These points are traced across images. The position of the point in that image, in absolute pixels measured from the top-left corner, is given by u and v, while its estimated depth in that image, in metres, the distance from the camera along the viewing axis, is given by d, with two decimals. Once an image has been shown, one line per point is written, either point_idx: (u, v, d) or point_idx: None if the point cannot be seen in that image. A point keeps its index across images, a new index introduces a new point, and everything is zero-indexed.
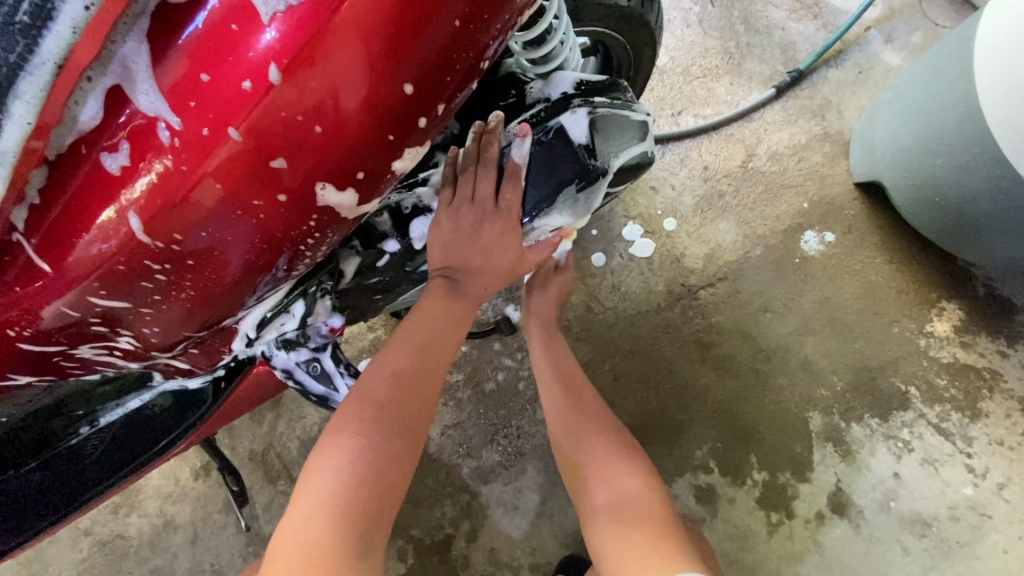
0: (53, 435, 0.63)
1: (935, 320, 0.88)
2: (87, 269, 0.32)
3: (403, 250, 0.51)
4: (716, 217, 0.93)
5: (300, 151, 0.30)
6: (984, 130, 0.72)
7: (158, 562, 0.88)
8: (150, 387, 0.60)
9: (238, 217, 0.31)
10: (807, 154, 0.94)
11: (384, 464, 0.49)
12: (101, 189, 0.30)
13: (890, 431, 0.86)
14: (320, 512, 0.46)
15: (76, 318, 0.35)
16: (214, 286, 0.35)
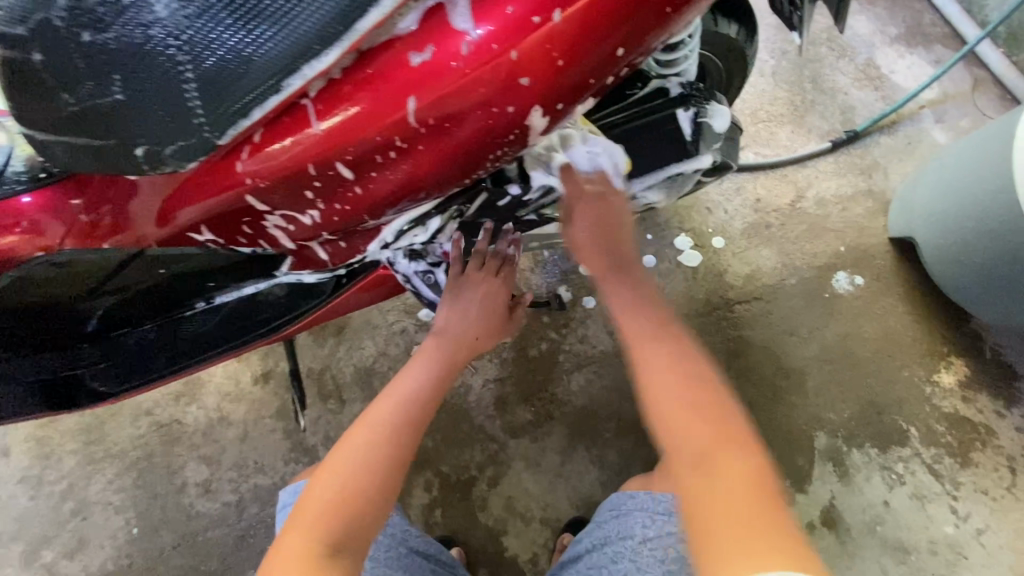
0: (172, 305, 0.72)
1: (942, 372, 0.97)
2: (348, 134, 0.41)
3: (521, 196, 0.58)
4: (761, 244, 1.03)
5: (546, 75, 0.38)
6: (1014, 205, 0.81)
7: (207, 451, 0.97)
8: (267, 279, 0.69)
9: (477, 119, 0.39)
10: (851, 205, 1.05)
11: (425, 411, 0.62)
12: (391, 75, 0.38)
13: (887, 462, 0.94)
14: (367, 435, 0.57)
15: (310, 175, 0.45)
16: (420, 172, 0.44)
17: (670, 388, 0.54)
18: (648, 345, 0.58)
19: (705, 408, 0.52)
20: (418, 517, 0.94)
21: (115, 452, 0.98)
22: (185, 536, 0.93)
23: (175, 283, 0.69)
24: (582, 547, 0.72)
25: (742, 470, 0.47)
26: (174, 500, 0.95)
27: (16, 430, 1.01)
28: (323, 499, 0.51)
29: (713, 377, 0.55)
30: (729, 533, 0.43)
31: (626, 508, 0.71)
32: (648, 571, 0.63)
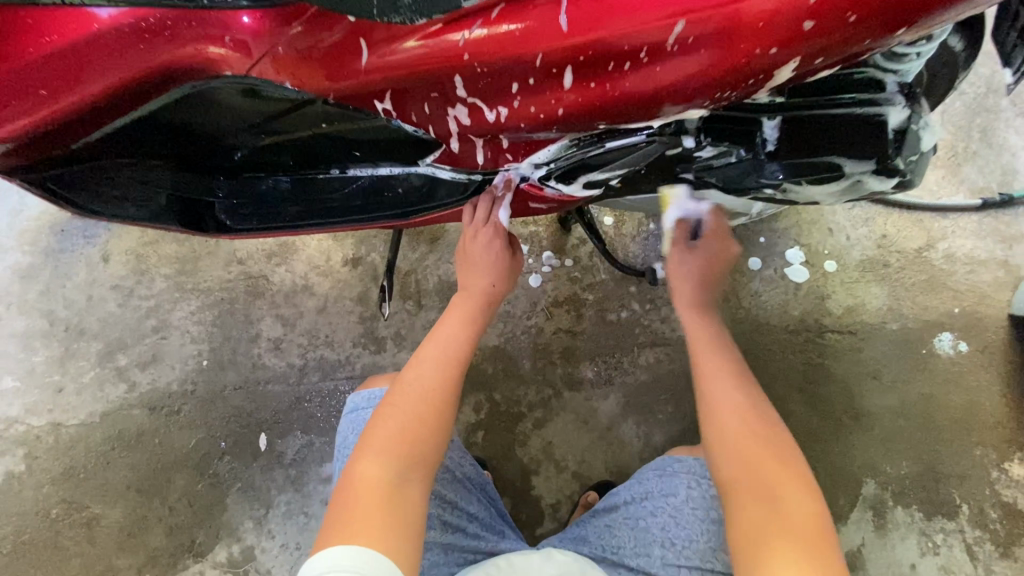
0: (307, 164, 0.72)
1: (1016, 462, 0.93)
2: (598, 32, 0.42)
3: (688, 150, 0.57)
4: (873, 281, 0.99)
5: (830, 20, 0.37)
6: None
7: (285, 312, 1.02)
8: (405, 165, 0.69)
9: (734, 49, 0.40)
10: (979, 269, 0.99)
11: (457, 365, 0.66)
12: None
13: (927, 529, 0.92)
14: (406, 414, 0.60)
15: (533, 67, 0.46)
16: (640, 91, 0.44)
17: (734, 440, 0.60)
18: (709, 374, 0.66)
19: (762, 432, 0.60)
20: (459, 433, 0.98)
21: (203, 288, 1.04)
22: (248, 382, 0.99)
23: (318, 147, 0.69)
24: (618, 497, 0.76)
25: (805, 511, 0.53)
26: (245, 347, 1.01)
27: (121, 241, 1.07)
28: (381, 476, 0.55)
29: (748, 402, 0.63)
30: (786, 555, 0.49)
31: (672, 469, 0.74)
32: (690, 528, 0.69)
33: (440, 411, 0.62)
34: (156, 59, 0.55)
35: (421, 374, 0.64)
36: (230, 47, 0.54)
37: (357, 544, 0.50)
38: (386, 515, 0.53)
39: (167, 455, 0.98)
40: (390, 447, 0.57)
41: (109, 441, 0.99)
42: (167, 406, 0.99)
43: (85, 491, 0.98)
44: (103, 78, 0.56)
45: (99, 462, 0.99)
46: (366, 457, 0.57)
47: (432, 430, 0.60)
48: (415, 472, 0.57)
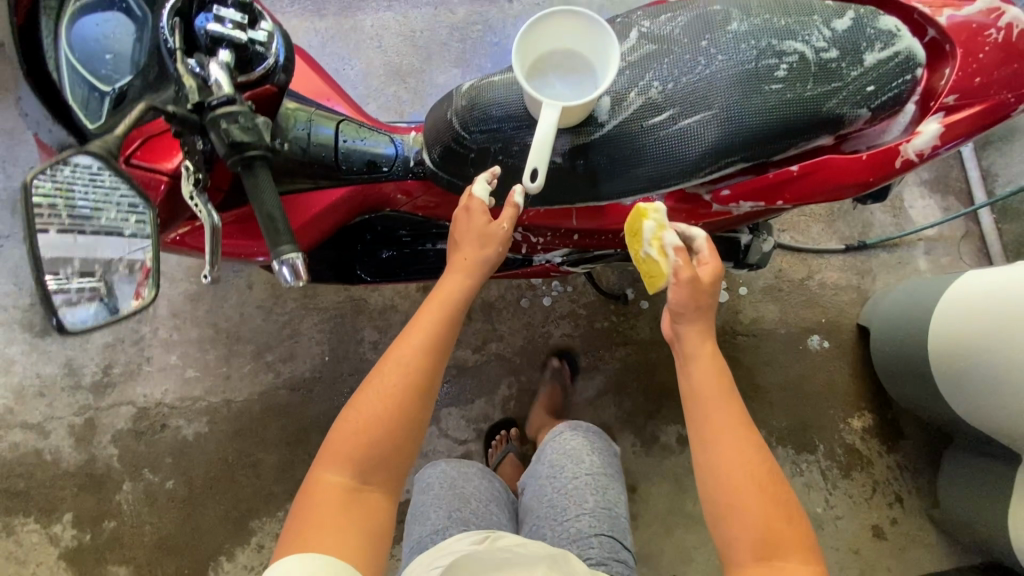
0: (415, 240, 1.21)
1: (854, 418, 1.47)
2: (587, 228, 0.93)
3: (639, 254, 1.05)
4: (771, 301, 1.50)
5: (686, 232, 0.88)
6: (926, 326, 1.27)
7: (380, 324, 1.52)
8: None
9: None
10: (840, 293, 1.51)
11: (429, 365, 0.74)
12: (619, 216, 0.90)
13: (796, 459, 1.45)
14: (369, 422, 0.72)
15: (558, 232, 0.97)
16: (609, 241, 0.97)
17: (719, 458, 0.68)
18: (708, 412, 0.70)
19: (755, 478, 0.66)
20: (498, 402, 1.49)
21: (321, 307, 1.52)
22: (358, 371, 1.50)
23: (424, 231, 1.19)
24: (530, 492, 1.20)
25: (794, 574, 0.62)
26: (354, 347, 1.51)
27: (259, 275, 1.54)
28: (343, 484, 0.70)
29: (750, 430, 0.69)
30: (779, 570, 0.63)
31: (548, 455, 1.22)
32: (565, 475, 1.16)
33: (401, 410, 0.72)
34: (357, 198, 1.04)
35: (386, 376, 0.73)
36: (404, 197, 1.07)
37: (322, 551, 0.65)
38: (350, 516, 0.69)
39: (307, 420, 1.49)
40: (351, 456, 0.71)
41: (267, 411, 1.49)
42: (304, 387, 1.50)
43: (252, 444, 1.49)
44: (334, 214, 1.04)
45: (260, 424, 1.49)
46: (332, 466, 0.71)
47: (390, 433, 0.72)
48: (373, 478, 0.71)
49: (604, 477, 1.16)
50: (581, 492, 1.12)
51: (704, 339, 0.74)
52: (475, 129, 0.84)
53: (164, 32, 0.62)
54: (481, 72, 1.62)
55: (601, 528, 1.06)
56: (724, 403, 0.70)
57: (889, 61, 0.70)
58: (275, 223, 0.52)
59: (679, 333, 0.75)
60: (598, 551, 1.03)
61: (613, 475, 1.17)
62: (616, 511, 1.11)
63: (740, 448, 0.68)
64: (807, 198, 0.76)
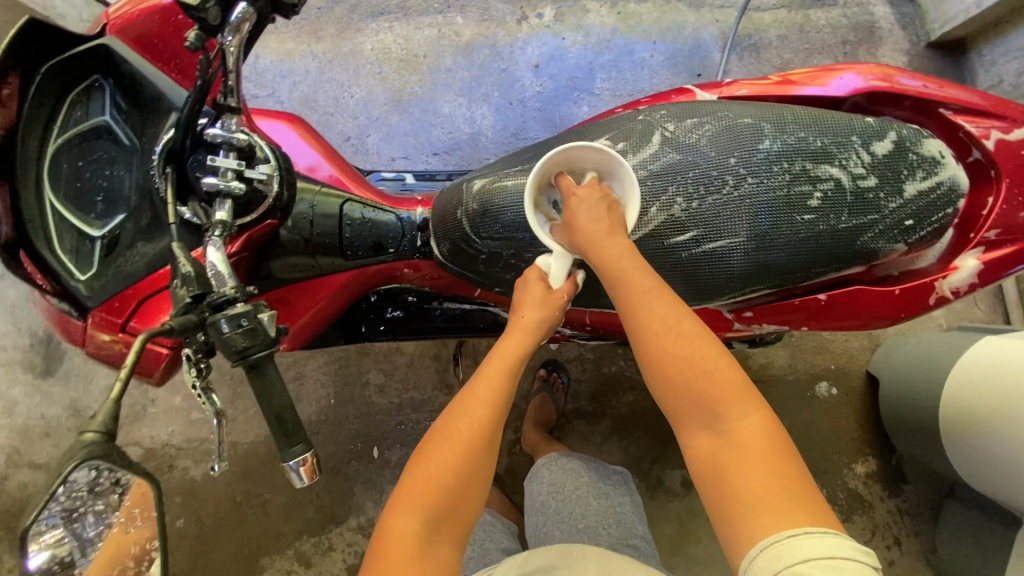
0: (422, 302, 1.18)
1: (859, 463, 1.47)
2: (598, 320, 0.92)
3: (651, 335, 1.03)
4: (780, 346, 1.48)
5: None
6: (938, 386, 1.26)
7: (385, 366, 1.50)
8: (483, 304, 1.16)
9: None
10: (851, 338, 1.49)
11: (499, 409, 0.68)
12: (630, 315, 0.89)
13: None
14: (438, 470, 0.65)
15: (569, 319, 0.95)
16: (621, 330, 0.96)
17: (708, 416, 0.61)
18: (648, 337, 0.64)
19: (682, 354, 0.62)
20: (504, 445, 1.49)
21: (325, 350, 1.51)
22: (363, 414, 1.49)
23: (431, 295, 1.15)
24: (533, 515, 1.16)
25: (753, 429, 0.60)
26: (359, 390, 1.50)
27: None
28: (411, 532, 0.63)
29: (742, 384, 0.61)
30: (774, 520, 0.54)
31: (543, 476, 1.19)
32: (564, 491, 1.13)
33: (472, 460, 0.66)
34: (361, 276, 0.99)
35: (457, 421, 0.67)
36: (411, 272, 1.01)
37: None
38: (414, 567, 0.61)
39: None
40: (417, 505, 0.64)
41: (273, 452, 1.50)
42: (310, 430, 1.50)
43: (258, 484, 1.49)
44: (339, 296, 0.99)
45: (267, 465, 1.50)
46: (396, 514, 0.64)
47: (460, 481, 0.66)
48: (443, 529, 0.64)
49: (603, 479, 1.16)
50: (585, 499, 1.11)
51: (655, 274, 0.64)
52: (485, 234, 0.80)
53: (155, 179, 0.58)
54: (487, 102, 1.54)
55: (606, 523, 1.06)
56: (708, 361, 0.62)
57: (929, 193, 0.67)
58: (286, 424, 0.49)
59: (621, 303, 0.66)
60: (607, 540, 1.02)
61: (614, 479, 1.19)
62: (621, 506, 1.11)
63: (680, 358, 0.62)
64: (835, 325, 0.73)
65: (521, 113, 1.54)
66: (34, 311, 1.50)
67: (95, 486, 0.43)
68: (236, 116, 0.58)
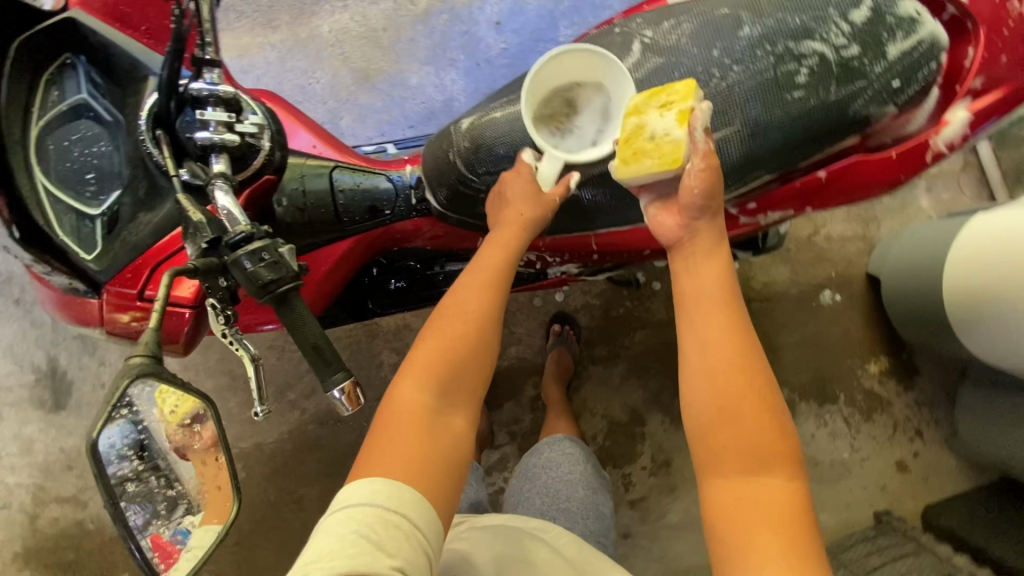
0: (424, 267, 1.16)
1: (872, 364, 1.51)
2: (605, 246, 0.91)
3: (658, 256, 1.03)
4: (780, 262, 1.50)
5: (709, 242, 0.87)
6: (937, 273, 1.28)
7: (396, 344, 1.50)
8: None
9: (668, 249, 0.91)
10: (847, 244, 1.51)
11: (495, 300, 0.75)
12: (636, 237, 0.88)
13: (820, 412, 1.50)
14: (444, 351, 0.72)
15: (575, 252, 0.94)
16: (628, 254, 0.95)
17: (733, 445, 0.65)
18: (699, 324, 0.68)
19: (727, 368, 0.66)
20: (526, 403, 1.50)
21: (334, 338, 1.51)
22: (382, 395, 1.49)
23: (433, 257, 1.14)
24: (514, 494, 1.16)
25: (775, 490, 0.63)
26: (374, 372, 1.50)
27: None
28: (422, 404, 0.69)
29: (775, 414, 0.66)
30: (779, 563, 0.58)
31: (533, 463, 1.19)
32: (553, 478, 1.13)
33: (473, 340, 0.73)
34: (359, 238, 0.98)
35: (457, 304, 0.74)
36: (414, 232, 1.02)
37: (390, 474, 0.64)
38: (424, 437, 0.68)
39: (341, 449, 1.50)
40: (424, 381, 0.70)
41: (299, 447, 1.50)
42: (333, 419, 1.50)
43: (290, 481, 1.49)
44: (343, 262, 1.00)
45: (295, 461, 1.50)
46: (408, 387, 0.70)
47: (464, 362, 0.72)
48: (451, 401, 0.71)
49: (595, 478, 1.17)
50: (573, 485, 1.12)
51: (716, 237, 0.70)
52: (479, 171, 0.80)
53: (148, 146, 0.58)
54: (455, 67, 1.53)
55: (588, 518, 1.07)
56: (751, 383, 0.66)
57: (911, 51, 0.68)
58: (323, 353, 0.49)
59: (677, 274, 0.72)
60: (582, 530, 1.05)
61: (604, 479, 1.20)
62: (604, 506, 1.12)
63: (736, 360, 0.66)
64: (832, 201, 0.76)
65: (491, 72, 1.53)
66: (34, 346, 1.48)
67: (125, 485, 0.49)
68: (216, 69, 0.57)
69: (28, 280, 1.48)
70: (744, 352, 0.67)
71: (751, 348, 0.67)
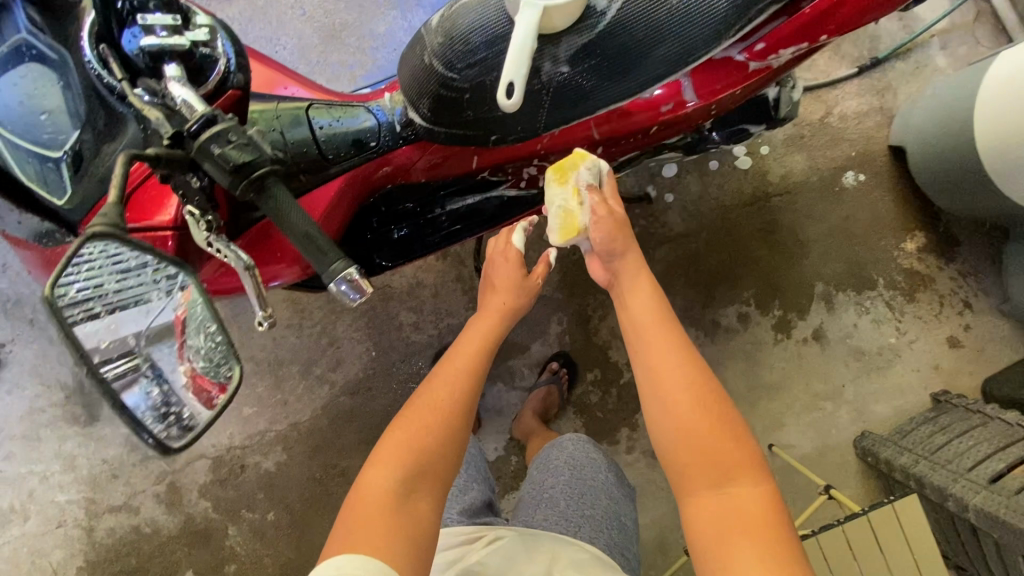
0: (424, 211, 1.09)
1: (907, 242, 1.42)
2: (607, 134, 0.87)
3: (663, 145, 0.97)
4: (795, 151, 1.42)
5: (718, 105, 0.83)
6: (966, 124, 1.18)
7: (412, 303, 1.47)
8: (484, 193, 1.09)
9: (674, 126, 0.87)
10: (864, 120, 1.42)
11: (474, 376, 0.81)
12: (638, 115, 0.84)
13: (860, 300, 1.43)
14: (415, 430, 0.74)
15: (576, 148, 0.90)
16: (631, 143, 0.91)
17: (700, 453, 0.67)
18: (650, 358, 0.73)
19: (689, 385, 0.70)
20: (554, 340, 1.46)
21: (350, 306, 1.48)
22: (406, 355, 1.47)
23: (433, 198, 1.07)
24: (526, 504, 1.07)
25: (749, 497, 0.64)
26: (396, 334, 1.47)
27: (277, 295, 1.48)
28: (388, 488, 0.69)
29: (733, 425, 0.68)
30: (758, 561, 0.59)
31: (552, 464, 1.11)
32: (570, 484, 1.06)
33: (448, 422, 0.75)
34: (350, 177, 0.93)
35: (430, 389, 0.77)
36: (408, 164, 0.97)
37: (355, 552, 0.63)
38: (393, 516, 0.67)
39: (376, 416, 1.47)
40: (394, 460, 0.71)
41: (334, 421, 1.48)
42: (363, 388, 1.47)
43: (332, 455, 1.48)
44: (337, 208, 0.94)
45: (333, 435, 1.48)
46: (380, 470, 0.70)
47: (436, 445, 0.73)
48: (417, 485, 0.70)
49: (614, 485, 1.11)
50: (593, 493, 1.05)
51: (651, 282, 0.80)
52: (461, 65, 0.73)
53: (94, 66, 0.53)
54: (421, 6, 1.46)
55: (609, 527, 1.01)
56: (704, 397, 0.69)
57: None
58: (317, 240, 0.45)
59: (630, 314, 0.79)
60: (606, 541, 0.98)
61: (626, 487, 1.15)
62: (626, 518, 1.07)
63: (688, 395, 0.69)
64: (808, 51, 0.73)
65: None
66: (58, 364, 1.48)
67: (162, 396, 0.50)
68: None
69: (41, 299, 1.48)
70: (692, 371, 0.71)
71: (700, 368, 0.71)
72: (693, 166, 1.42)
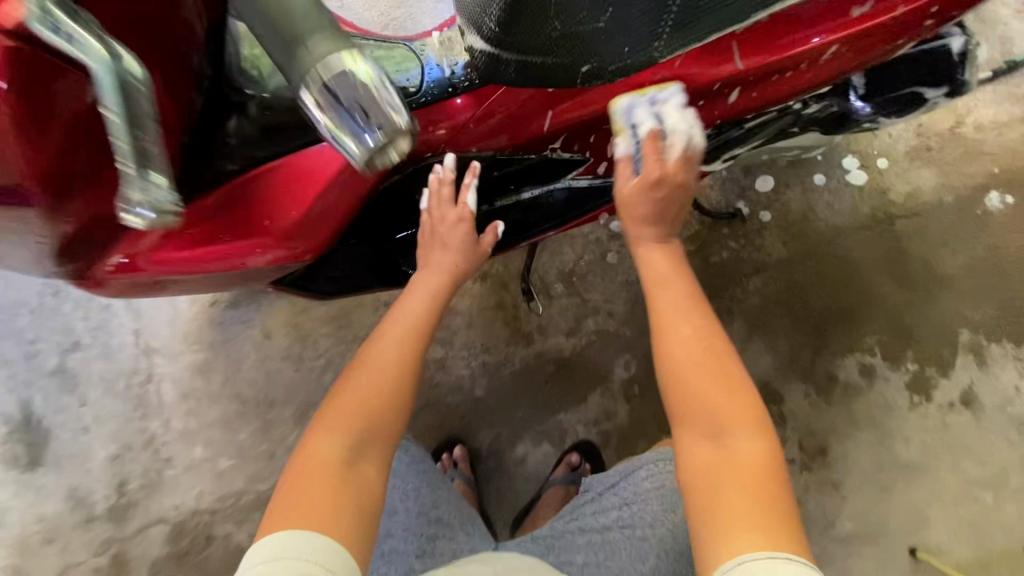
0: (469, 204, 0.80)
1: None
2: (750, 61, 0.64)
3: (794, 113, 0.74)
4: (922, 165, 1.15)
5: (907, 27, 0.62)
6: None
7: (439, 335, 1.17)
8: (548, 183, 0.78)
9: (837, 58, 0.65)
10: (1006, 131, 1.15)
11: (418, 344, 0.75)
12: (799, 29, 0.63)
13: (1021, 355, 1.09)
14: (362, 395, 0.69)
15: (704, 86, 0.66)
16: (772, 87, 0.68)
17: (693, 406, 0.65)
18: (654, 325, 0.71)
19: (680, 355, 0.67)
20: (618, 391, 1.14)
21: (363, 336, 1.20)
22: (429, 402, 1.15)
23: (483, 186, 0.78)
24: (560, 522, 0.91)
25: (744, 453, 0.61)
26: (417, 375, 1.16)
27: (275, 318, 1.21)
28: (332, 459, 0.64)
29: (727, 376, 0.66)
30: (747, 517, 0.56)
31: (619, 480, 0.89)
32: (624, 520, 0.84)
33: (393, 388, 0.70)
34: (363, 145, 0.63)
35: (378, 353, 0.72)
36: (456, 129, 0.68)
37: (295, 526, 0.59)
38: (337, 488, 0.62)
39: None
40: (347, 424, 0.67)
41: None
42: None
43: None
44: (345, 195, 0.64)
45: None
46: (321, 437, 0.65)
47: (384, 409, 0.69)
48: (365, 452, 0.66)
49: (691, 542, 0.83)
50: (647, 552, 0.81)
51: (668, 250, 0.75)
52: None
53: None
54: None
55: None
56: (700, 365, 0.66)
57: None
58: None
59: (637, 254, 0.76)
60: None
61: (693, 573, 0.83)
62: None
63: (669, 373, 0.68)
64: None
65: None
66: None
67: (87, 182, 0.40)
68: None
69: None
70: (680, 334, 0.68)
71: (692, 323, 0.69)
72: (793, 180, 1.16)
